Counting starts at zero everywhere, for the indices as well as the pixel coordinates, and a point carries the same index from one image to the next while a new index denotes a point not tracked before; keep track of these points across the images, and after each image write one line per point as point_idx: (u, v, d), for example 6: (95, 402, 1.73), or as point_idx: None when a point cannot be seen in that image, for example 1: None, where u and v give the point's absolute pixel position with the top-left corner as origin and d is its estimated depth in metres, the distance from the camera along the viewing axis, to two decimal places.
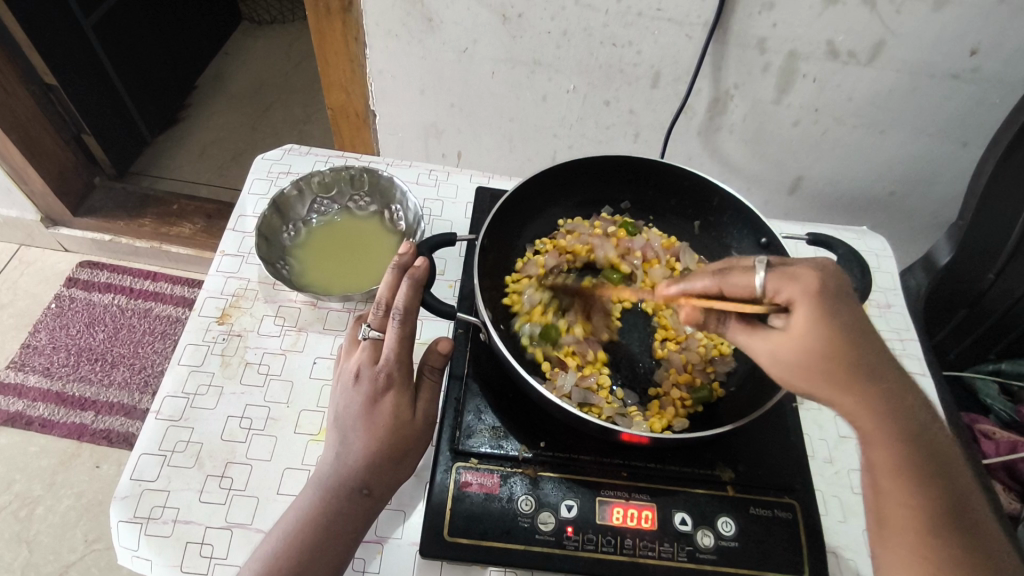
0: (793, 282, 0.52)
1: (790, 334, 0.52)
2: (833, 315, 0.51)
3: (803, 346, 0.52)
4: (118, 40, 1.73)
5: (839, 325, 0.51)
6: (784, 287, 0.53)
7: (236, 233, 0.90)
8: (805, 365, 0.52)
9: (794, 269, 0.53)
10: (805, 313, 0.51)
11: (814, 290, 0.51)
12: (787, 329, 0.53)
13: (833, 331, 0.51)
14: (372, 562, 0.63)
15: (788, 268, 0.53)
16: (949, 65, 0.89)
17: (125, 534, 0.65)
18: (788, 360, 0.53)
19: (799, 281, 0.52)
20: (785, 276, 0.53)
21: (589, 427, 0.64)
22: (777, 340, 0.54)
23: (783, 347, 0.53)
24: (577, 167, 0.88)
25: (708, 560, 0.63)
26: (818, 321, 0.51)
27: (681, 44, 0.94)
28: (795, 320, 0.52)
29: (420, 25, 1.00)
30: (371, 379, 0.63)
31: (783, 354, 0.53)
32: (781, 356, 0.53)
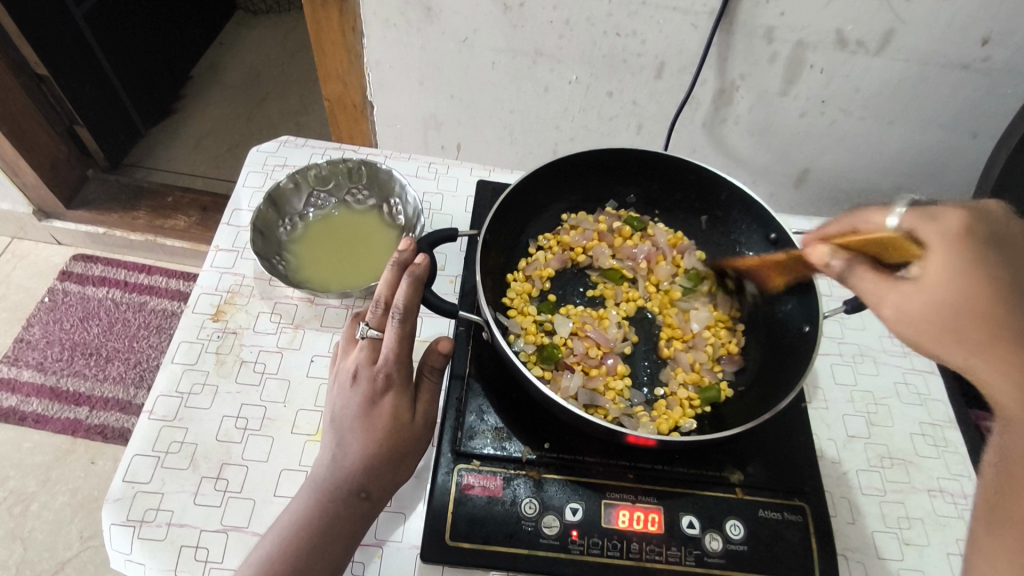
0: (932, 223, 0.52)
1: (922, 280, 0.52)
2: (974, 266, 0.50)
3: (938, 297, 0.51)
4: (111, 30, 1.70)
5: (979, 274, 0.49)
6: (921, 227, 0.53)
7: (230, 227, 0.88)
8: (937, 318, 0.51)
9: (932, 212, 0.53)
10: (940, 256, 0.51)
11: (957, 233, 0.51)
12: (919, 281, 0.52)
13: (977, 285, 0.49)
14: (371, 566, 0.61)
15: (928, 210, 0.53)
16: (960, 55, 0.87)
17: (117, 537, 0.63)
18: (924, 314, 0.52)
19: (939, 224, 0.52)
20: (925, 216, 0.53)
21: (595, 429, 0.63)
22: (905, 291, 0.53)
23: (913, 298, 0.52)
24: (580, 161, 0.85)
25: (717, 564, 0.62)
26: (960, 270, 0.50)
27: (686, 34, 0.92)
28: (931, 267, 0.51)
29: (418, 14, 0.97)
30: (370, 379, 0.61)
31: (915, 306, 0.52)
32: (908, 308, 0.53)
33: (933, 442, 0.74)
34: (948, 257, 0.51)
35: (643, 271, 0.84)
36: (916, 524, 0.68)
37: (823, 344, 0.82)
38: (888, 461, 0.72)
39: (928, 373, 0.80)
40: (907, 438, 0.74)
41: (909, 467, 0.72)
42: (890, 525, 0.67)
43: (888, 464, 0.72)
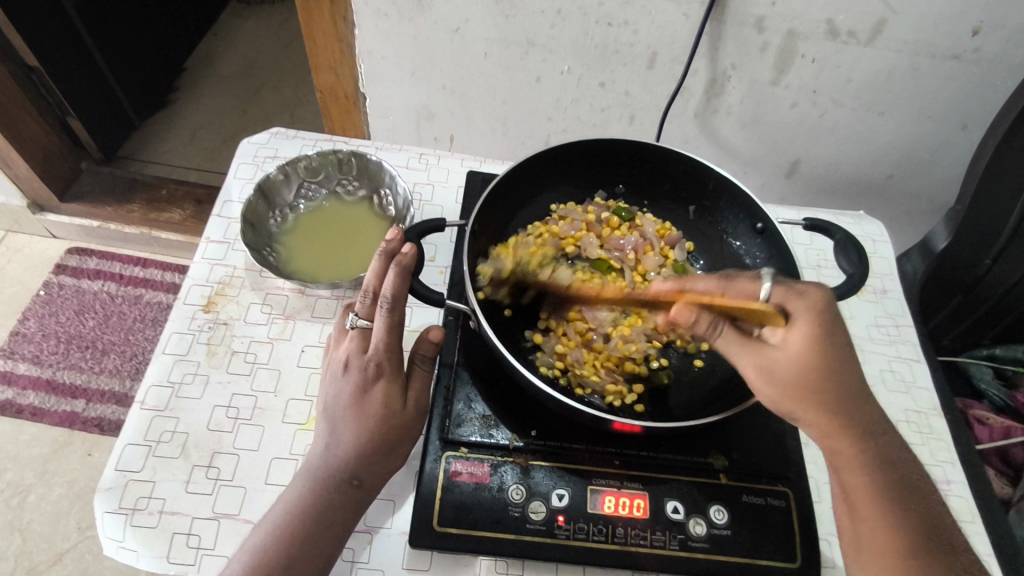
0: (798, 298, 0.56)
1: (786, 346, 0.56)
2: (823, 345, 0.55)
3: (801, 364, 0.55)
4: (103, 21, 1.69)
5: (829, 347, 0.55)
6: (788, 302, 0.56)
7: (221, 219, 0.89)
8: (801, 384, 0.55)
9: (801, 286, 0.57)
10: (804, 326, 0.55)
11: (818, 312, 0.55)
12: (784, 347, 0.56)
13: (826, 355, 0.55)
14: (361, 552, 0.62)
15: (795, 286, 0.57)
16: (950, 45, 0.87)
17: (110, 525, 0.64)
18: (784, 377, 0.55)
19: (804, 300, 0.56)
20: (790, 292, 0.57)
21: (582, 417, 0.63)
22: (771, 357, 0.56)
23: (780, 364, 0.55)
24: (569, 151, 0.86)
25: (701, 548, 0.63)
26: (811, 343, 0.54)
27: (677, 23, 0.92)
28: (792, 336, 0.55)
29: (410, 4, 0.97)
30: (360, 369, 0.62)
31: (779, 370, 0.56)
32: (776, 373, 0.56)
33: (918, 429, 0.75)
34: (805, 327, 0.55)
35: (630, 262, 0.84)
36: None
37: None
38: None
39: (914, 361, 0.81)
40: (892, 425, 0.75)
41: None
42: None
43: None
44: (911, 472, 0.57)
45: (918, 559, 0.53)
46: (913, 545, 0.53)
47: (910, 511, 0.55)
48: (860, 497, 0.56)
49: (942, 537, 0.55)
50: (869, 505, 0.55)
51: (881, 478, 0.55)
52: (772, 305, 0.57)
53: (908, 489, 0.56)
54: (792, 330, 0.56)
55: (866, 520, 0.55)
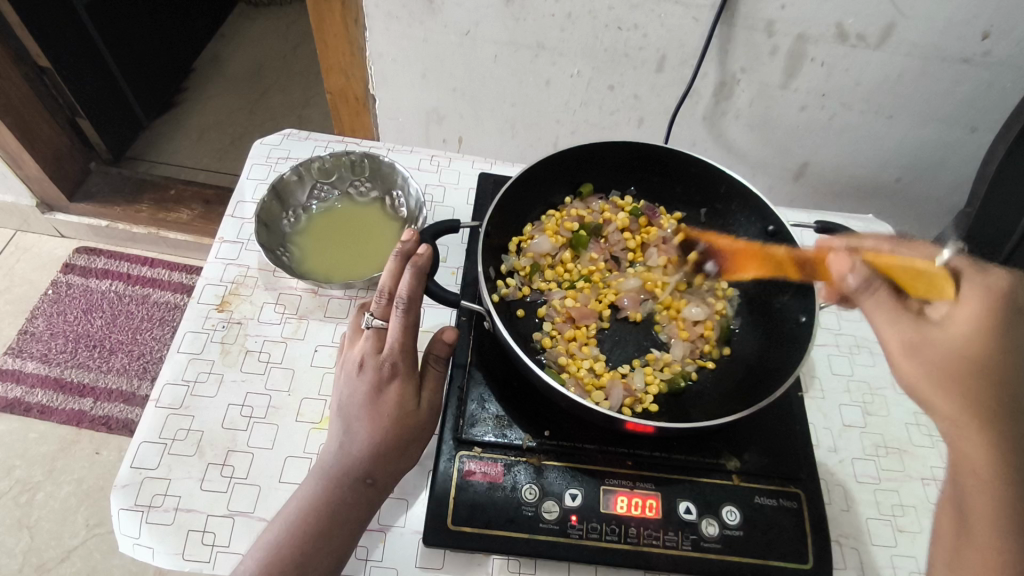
0: (977, 275, 0.60)
1: (948, 320, 0.59)
2: (993, 332, 0.56)
3: (963, 343, 0.57)
4: (113, 22, 1.70)
5: (1000, 335, 0.56)
6: (965, 278, 0.60)
7: (235, 219, 0.89)
8: (953, 360, 0.57)
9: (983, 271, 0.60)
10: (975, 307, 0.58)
11: (993, 297, 0.58)
12: (945, 325, 0.59)
13: (991, 344, 0.56)
14: (374, 550, 0.63)
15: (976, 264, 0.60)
16: (959, 49, 0.88)
17: (126, 522, 0.65)
18: (938, 347, 0.58)
19: (983, 283, 0.59)
20: (974, 271, 0.60)
21: (594, 416, 0.64)
22: (930, 331, 0.59)
23: (940, 337, 0.58)
24: (581, 154, 0.86)
25: (713, 548, 0.63)
26: (984, 328, 0.57)
27: (688, 27, 0.92)
28: (959, 315, 0.58)
29: (421, 7, 0.98)
30: (376, 368, 0.62)
31: (933, 340, 0.58)
32: (926, 342, 0.58)
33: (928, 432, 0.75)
34: (976, 312, 0.58)
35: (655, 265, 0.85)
36: (909, 511, 0.69)
37: (820, 335, 0.83)
38: (882, 450, 0.73)
39: None
40: (902, 428, 0.75)
41: (903, 455, 0.73)
42: (883, 512, 0.69)
43: (883, 453, 0.73)
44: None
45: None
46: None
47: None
48: (980, 518, 0.52)
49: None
50: (985, 526, 0.51)
51: (1011, 502, 0.51)
52: (946, 277, 0.61)
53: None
54: (959, 308, 0.59)
55: (968, 540, 0.52)
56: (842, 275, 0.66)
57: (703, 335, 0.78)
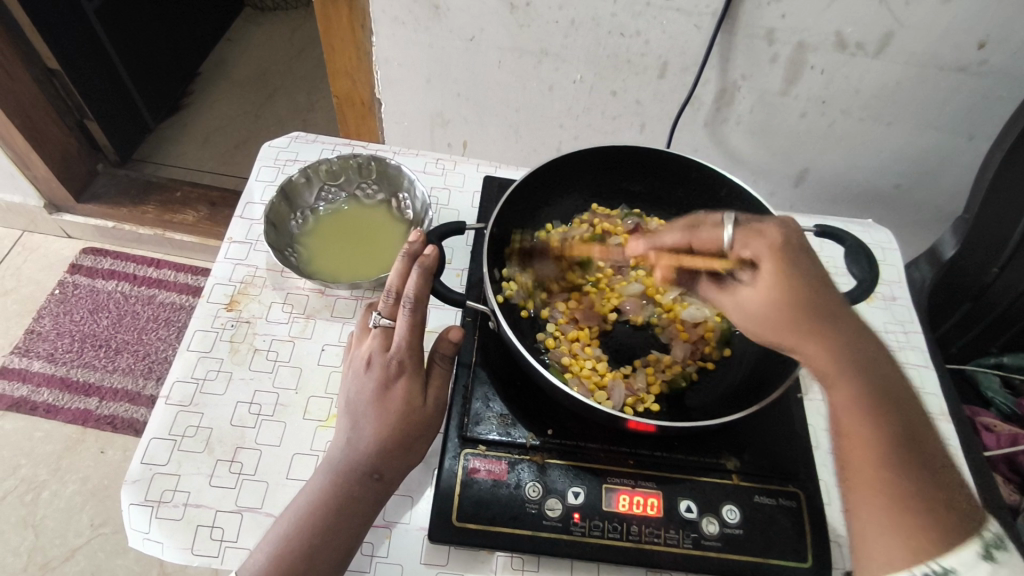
0: (758, 237, 0.59)
1: (751, 287, 0.59)
2: (788, 274, 0.56)
3: (772, 301, 0.57)
4: (121, 25, 1.72)
5: (800, 276, 0.56)
6: (750, 241, 0.60)
7: (243, 220, 0.91)
8: (768, 316, 0.57)
9: (757, 225, 0.60)
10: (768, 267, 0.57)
11: (778, 244, 0.58)
12: (756, 284, 0.58)
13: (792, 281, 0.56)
14: (380, 546, 0.64)
15: (752, 226, 0.60)
16: (956, 58, 0.89)
17: (136, 517, 0.66)
18: (755, 313, 0.58)
19: (763, 237, 0.59)
20: (751, 233, 0.60)
21: (597, 415, 0.65)
22: (743, 296, 0.60)
23: (752, 300, 0.58)
24: (587, 157, 0.88)
25: (714, 547, 0.64)
26: (780, 275, 0.57)
27: (689, 34, 0.94)
28: (764, 274, 0.58)
29: (427, 13, 0.99)
30: (383, 365, 0.64)
31: (749, 308, 0.58)
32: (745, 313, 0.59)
33: None
34: (779, 268, 0.57)
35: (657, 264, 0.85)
36: None
37: None
38: None
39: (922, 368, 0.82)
40: None
41: None
42: None
43: None
44: (901, 393, 0.54)
45: (914, 493, 0.49)
46: (904, 482, 0.49)
47: (903, 442, 0.51)
48: (853, 422, 0.52)
49: (926, 462, 0.51)
50: (859, 428, 0.52)
51: (871, 400, 0.53)
52: (733, 250, 0.61)
53: (902, 420, 0.52)
54: (761, 266, 0.58)
55: (852, 447, 0.52)
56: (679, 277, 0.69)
57: (704, 336, 0.79)
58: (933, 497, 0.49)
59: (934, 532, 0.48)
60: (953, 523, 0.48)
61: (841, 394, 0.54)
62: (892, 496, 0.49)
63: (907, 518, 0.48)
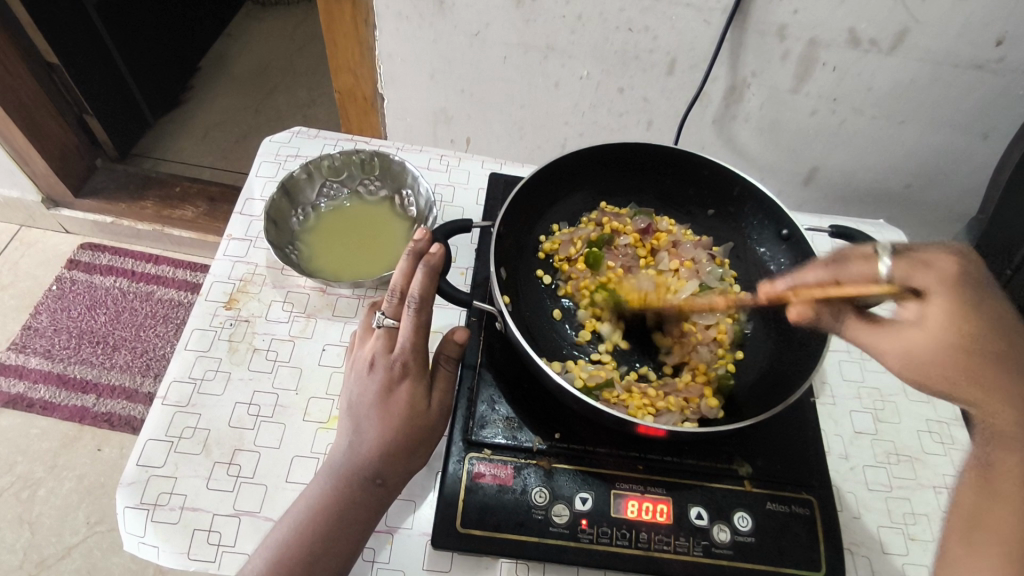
0: (925, 270, 0.56)
1: (921, 325, 0.55)
2: (967, 309, 0.54)
3: (943, 345, 0.54)
4: (121, 19, 1.70)
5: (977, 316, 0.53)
6: (916, 274, 0.56)
7: (243, 216, 0.89)
8: (943, 360, 0.54)
9: (926, 256, 0.57)
10: (942, 301, 0.54)
11: (952, 277, 0.55)
12: (921, 324, 0.55)
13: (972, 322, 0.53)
14: (382, 552, 0.62)
15: (916, 257, 0.57)
16: (973, 55, 0.87)
17: (131, 520, 0.64)
18: (923, 359, 0.55)
19: (932, 270, 0.56)
20: (916, 266, 0.56)
21: (606, 420, 0.63)
22: (908, 336, 0.56)
23: (918, 343, 0.55)
24: (594, 154, 0.86)
25: (725, 555, 0.62)
26: (959, 318, 0.53)
27: (699, 30, 0.92)
28: (929, 311, 0.55)
29: (431, 7, 0.97)
30: (386, 367, 0.62)
31: (917, 353, 0.55)
32: (913, 353, 0.55)
33: (940, 440, 0.74)
34: (950, 307, 0.54)
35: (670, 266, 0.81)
36: (921, 520, 0.68)
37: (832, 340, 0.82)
38: (894, 458, 0.73)
39: None
40: (914, 435, 0.74)
41: (915, 463, 0.72)
42: (895, 520, 0.68)
43: (894, 460, 0.72)
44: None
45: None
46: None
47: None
48: (1005, 478, 0.50)
49: None
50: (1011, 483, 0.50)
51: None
52: (895, 283, 0.57)
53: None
54: (927, 305, 0.55)
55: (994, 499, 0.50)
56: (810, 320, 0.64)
57: (716, 338, 0.76)
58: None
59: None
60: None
61: (1009, 448, 0.51)
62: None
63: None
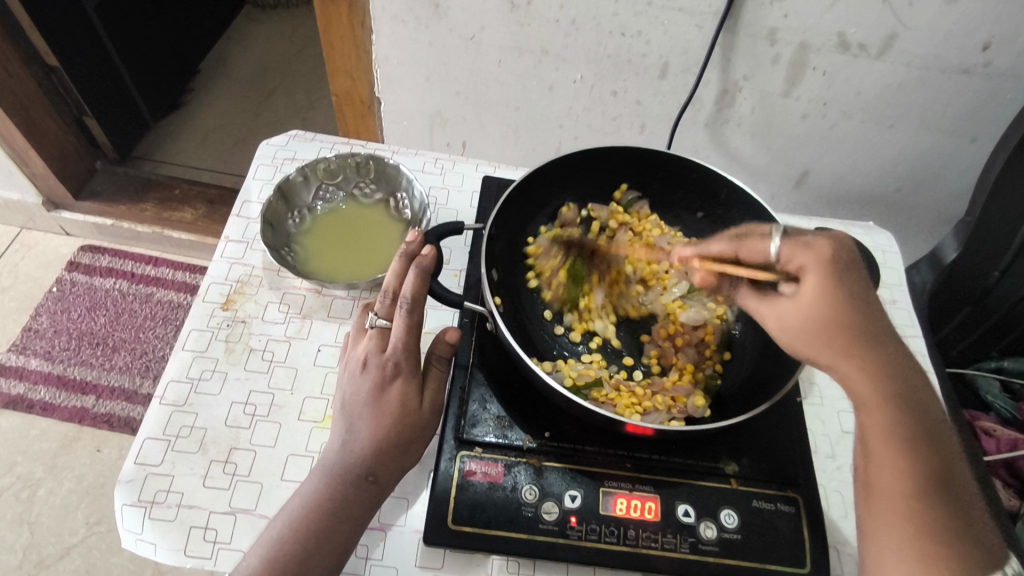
0: (806, 250, 0.56)
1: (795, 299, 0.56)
2: (838, 286, 0.54)
3: (813, 316, 0.54)
4: (121, 22, 1.72)
5: (847, 287, 0.54)
6: (797, 254, 0.57)
7: (240, 219, 0.90)
8: (813, 332, 0.54)
9: (808, 239, 0.57)
10: (814, 281, 0.54)
11: (827, 259, 0.55)
12: (796, 297, 0.56)
13: (841, 297, 0.54)
14: (375, 548, 0.63)
15: (801, 238, 0.57)
16: (960, 59, 0.88)
17: (129, 517, 0.65)
18: (795, 327, 0.55)
19: (812, 250, 0.56)
20: (799, 245, 0.57)
21: (596, 419, 0.64)
22: (785, 307, 0.57)
23: (790, 314, 0.56)
24: (586, 158, 0.87)
25: (712, 551, 0.63)
26: (830, 294, 0.54)
27: (691, 34, 0.93)
28: (806, 288, 0.55)
29: (428, 12, 0.99)
30: (379, 367, 0.63)
31: (792, 322, 0.56)
32: (787, 324, 0.56)
33: None
34: (828, 282, 0.54)
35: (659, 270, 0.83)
36: None
37: None
38: None
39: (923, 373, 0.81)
40: None
41: None
42: None
43: None
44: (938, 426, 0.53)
45: (932, 498, 0.50)
46: (927, 487, 0.50)
47: (929, 454, 0.51)
48: (875, 440, 0.52)
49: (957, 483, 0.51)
50: (883, 445, 0.52)
51: (900, 416, 0.52)
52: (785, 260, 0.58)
53: (930, 437, 0.52)
54: (804, 282, 0.55)
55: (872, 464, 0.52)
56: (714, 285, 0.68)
57: (704, 339, 0.78)
58: (948, 512, 0.50)
59: (951, 537, 0.49)
60: (973, 535, 0.50)
61: (875, 415, 0.52)
62: (913, 505, 0.50)
63: (914, 517, 0.50)
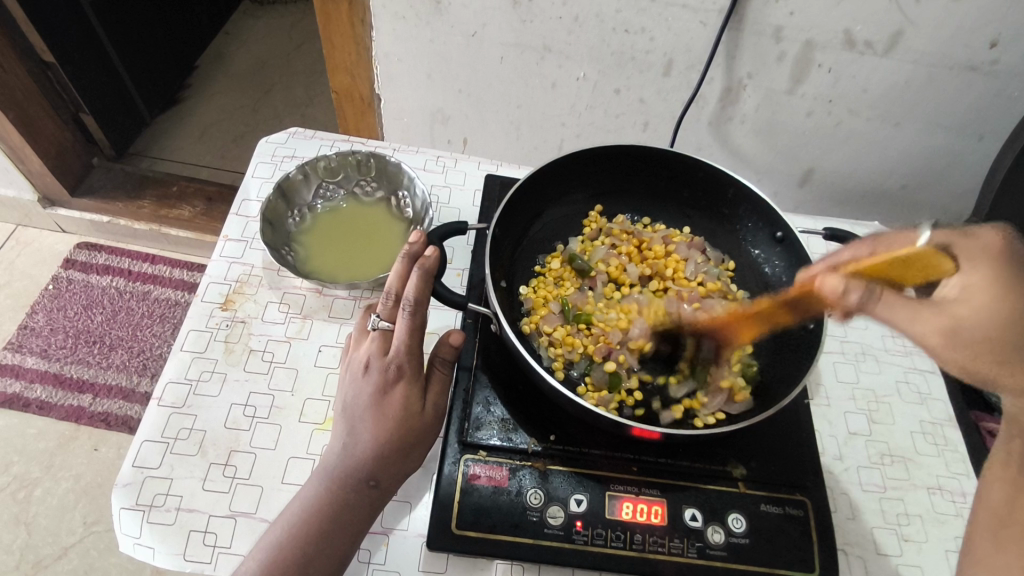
0: (966, 240, 0.59)
1: (970, 298, 0.57)
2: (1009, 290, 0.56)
3: (992, 319, 0.55)
4: (117, 16, 1.69)
5: (1020, 289, 0.56)
6: (958, 243, 0.59)
7: (240, 217, 0.89)
8: (985, 342, 0.55)
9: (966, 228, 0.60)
10: (983, 276, 0.57)
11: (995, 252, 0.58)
12: (963, 298, 0.57)
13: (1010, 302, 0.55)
14: (377, 554, 0.62)
15: (961, 229, 0.60)
16: (968, 57, 0.87)
17: (127, 521, 0.64)
18: (971, 337, 0.56)
19: (978, 241, 0.59)
20: (958, 233, 0.60)
21: (600, 421, 0.63)
22: (955, 313, 0.57)
23: (962, 314, 0.56)
24: (589, 157, 0.86)
25: (718, 556, 0.63)
26: (1001, 287, 0.56)
27: (695, 31, 0.92)
28: (974, 284, 0.57)
29: (428, 8, 0.97)
30: (382, 370, 0.62)
31: (964, 328, 0.56)
32: (958, 328, 0.56)
33: (933, 441, 0.75)
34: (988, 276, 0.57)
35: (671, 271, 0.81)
36: (915, 520, 0.69)
37: (826, 341, 0.83)
38: (888, 459, 0.73)
39: (929, 373, 0.81)
40: (908, 436, 0.75)
41: (909, 464, 0.73)
42: (889, 520, 0.69)
43: (889, 461, 0.73)
44: None
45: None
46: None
47: None
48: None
49: None
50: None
51: None
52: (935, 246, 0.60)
53: None
54: (970, 278, 0.57)
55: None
56: (840, 296, 0.58)
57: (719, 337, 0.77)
58: None
59: None
60: None
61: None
62: None
63: None
